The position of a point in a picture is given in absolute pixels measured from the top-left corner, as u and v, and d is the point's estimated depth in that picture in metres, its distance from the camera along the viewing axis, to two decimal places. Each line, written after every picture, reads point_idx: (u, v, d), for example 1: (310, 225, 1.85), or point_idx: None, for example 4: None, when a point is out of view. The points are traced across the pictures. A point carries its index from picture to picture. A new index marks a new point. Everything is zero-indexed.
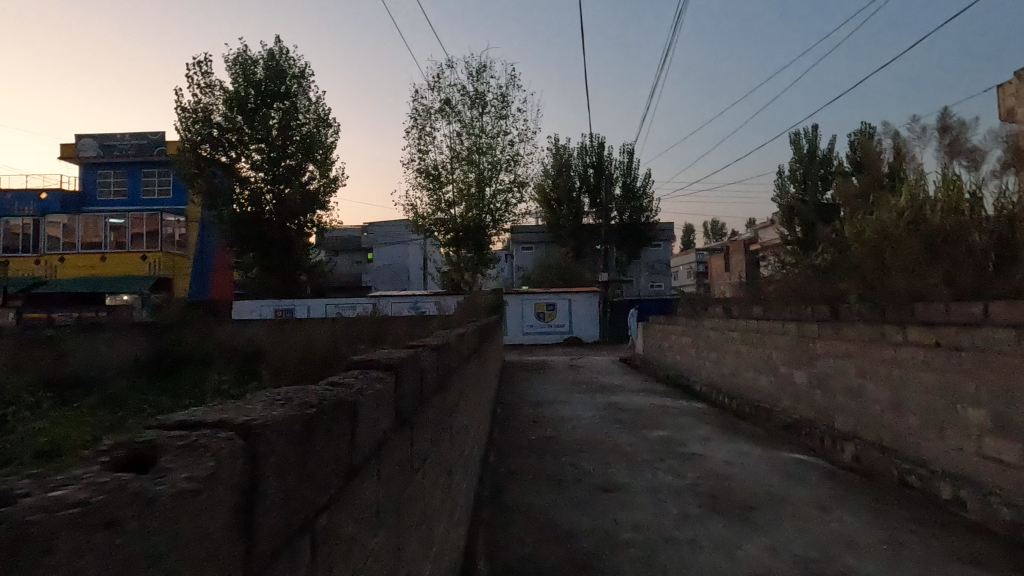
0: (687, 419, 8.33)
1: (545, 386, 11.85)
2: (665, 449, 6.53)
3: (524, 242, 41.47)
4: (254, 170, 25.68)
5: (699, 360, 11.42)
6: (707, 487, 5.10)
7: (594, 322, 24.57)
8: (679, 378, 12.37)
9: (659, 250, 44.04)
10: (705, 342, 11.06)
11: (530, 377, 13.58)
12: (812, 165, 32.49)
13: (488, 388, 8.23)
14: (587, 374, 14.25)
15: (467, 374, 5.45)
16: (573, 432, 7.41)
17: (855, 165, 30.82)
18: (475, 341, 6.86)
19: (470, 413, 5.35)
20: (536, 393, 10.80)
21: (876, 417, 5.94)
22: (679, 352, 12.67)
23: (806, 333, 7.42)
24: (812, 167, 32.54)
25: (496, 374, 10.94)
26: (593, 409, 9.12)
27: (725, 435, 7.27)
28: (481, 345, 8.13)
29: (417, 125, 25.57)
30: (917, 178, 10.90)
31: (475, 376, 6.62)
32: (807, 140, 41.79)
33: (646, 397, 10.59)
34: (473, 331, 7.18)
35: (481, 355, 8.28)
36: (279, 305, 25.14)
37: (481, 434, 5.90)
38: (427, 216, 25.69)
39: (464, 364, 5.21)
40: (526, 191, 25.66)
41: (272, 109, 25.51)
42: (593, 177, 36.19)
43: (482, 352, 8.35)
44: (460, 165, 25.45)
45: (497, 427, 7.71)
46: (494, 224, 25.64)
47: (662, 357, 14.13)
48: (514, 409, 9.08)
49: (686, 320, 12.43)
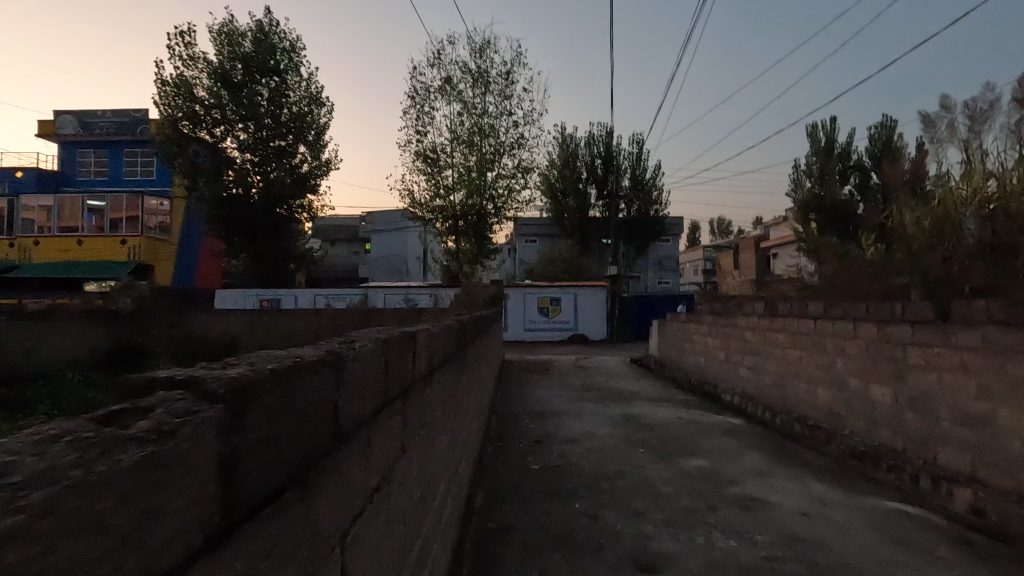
0: (728, 441, 6.70)
1: (549, 392, 10.20)
2: (710, 489, 4.89)
3: (529, 234, 39.88)
4: (240, 150, 24.01)
5: (731, 365, 9.75)
6: (789, 565, 3.46)
7: (601, 319, 22.93)
8: (704, 386, 10.72)
9: (668, 245, 42.34)
10: (740, 344, 9.41)
11: (533, 380, 11.94)
12: (830, 159, 30.61)
13: (480, 398, 6.60)
14: (597, 378, 12.64)
15: (444, 386, 3.80)
16: (587, 460, 5.78)
17: (880, 157, 28.95)
18: (461, 337, 5.26)
19: (448, 445, 3.73)
20: (539, 401, 9.19)
21: (1012, 456, 4.27)
22: (704, 354, 11.03)
23: (888, 337, 5.76)
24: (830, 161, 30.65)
25: (492, 378, 9.29)
26: (609, 424, 7.48)
27: (783, 467, 5.63)
28: (471, 342, 6.54)
29: (415, 105, 23.92)
30: (992, 154, 9.21)
31: (462, 385, 5.01)
32: (826, 132, 39.95)
33: (669, 408, 8.95)
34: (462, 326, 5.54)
35: (471, 354, 6.67)
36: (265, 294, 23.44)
37: (463, 471, 4.27)
38: (424, 203, 24.04)
39: (438, 371, 3.58)
40: (531, 176, 23.97)
41: (260, 85, 23.87)
42: (601, 168, 34.59)
43: (472, 349, 6.72)
44: (461, 148, 23.79)
45: (490, 450, 6.08)
46: (495, 212, 23.95)
47: (683, 359, 12.45)
48: (513, 424, 7.46)
49: (713, 318, 10.75)
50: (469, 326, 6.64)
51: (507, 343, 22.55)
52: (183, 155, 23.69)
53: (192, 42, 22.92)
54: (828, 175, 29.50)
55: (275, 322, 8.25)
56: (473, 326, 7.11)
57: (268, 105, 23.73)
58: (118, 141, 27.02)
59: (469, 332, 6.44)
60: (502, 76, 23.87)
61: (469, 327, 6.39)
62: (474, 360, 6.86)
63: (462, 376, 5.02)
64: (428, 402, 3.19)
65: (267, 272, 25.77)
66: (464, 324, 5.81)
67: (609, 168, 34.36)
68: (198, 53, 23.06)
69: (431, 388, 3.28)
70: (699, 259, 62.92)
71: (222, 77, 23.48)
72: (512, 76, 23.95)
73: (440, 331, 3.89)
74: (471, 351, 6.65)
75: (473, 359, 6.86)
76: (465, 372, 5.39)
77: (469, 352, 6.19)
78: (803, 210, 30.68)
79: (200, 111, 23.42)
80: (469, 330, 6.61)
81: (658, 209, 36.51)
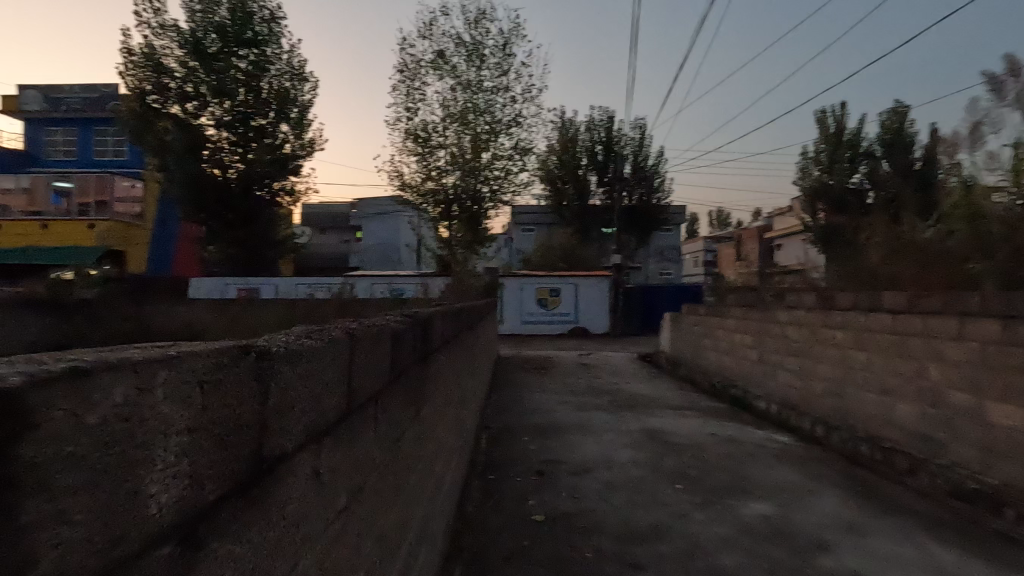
0: (784, 470, 5.20)
1: (551, 397, 8.69)
2: (793, 561, 3.39)
3: (526, 223, 38.33)
4: (215, 127, 22.17)
5: (768, 366, 8.24)
6: None
7: (603, 311, 21.43)
8: (730, 391, 9.21)
9: (670, 235, 40.80)
10: (779, 342, 7.91)
11: (532, 381, 10.43)
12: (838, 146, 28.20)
13: (465, 413, 5.07)
14: (604, 378, 11.18)
15: (382, 436, 2.16)
16: (607, 504, 4.28)
17: (891, 142, 27.19)
18: (436, 339, 3.75)
19: (383, 537, 2.13)
20: (539, 409, 7.69)
21: None
22: (730, 353, 9.53)
23: (1017, 337, 4.24)
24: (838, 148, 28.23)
25: (483, 383, 7.77)
26: (627, 444, 5.97)
27: (878, 516, 4.13)
28: (454, 339, 5.00)
29: (404, 80, 22.28)
30: None
31: (436, 409, 3.48)
32: (834, 118, 38.46)
33: (696, 419, 7.46)
34: (439, 323, 4.03)
35: (456, 354, 5.15)
36: (244, 283, 21.75)
37: (425, 555, 2.75)
38: (415, 185, 22.37)
39: (360, 414, 1.90)
40: (529, 158, 22.34)
41: (238, 57, 22.04)
42: (601, 154, 33.18)
43: (456, 348, 5.20)
44: (454, 126, 22.16)
45: (476, 490, 4.54)
46: (491, 195, 22.29)
47: (701, 358, 10.96)
48: (507, 443, 5.96)
49: (742, 311, 9.24)
50: (453, 318, 5.14)
51: (503, 337, 21.05)
52: (154, 132, 21.81)
53: (161, 8, 21.06)
54: (838, 162, 27.77)
55: (215, 314, 6.69)
56: (458, 320, 5.60)
57: (245, 79, 21.93)
58: (86, 119, 25.26)
59: (452, 326, 4.91)
60: (498, 48, 22.20)
61: (451, 321, 4.88)
62: (459, 364, 5.32)
63: (435, 397, 3.46)
64: (319, 495, 1.50)
65: (246, 259, 24.09)
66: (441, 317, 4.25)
67: (610, 154, 32.95)
68: (168, 21, 21.24)
69: (329, 462, 1.58)
70: (699, 250, 61.48)
71: (194, 47, 21.61)
72: (509, 49, 22.30)
73: (379, 334, 2.19)
74: (455, 352, 5.13)
75: (458, 362, 5.34)
76: (442, 386, 3.83)
77: (451, 354, 4.67)
78: (809, 198, 29.06)
79: (172, 84, 21.60)
80: (453, 324, 5.08)
81: (660, 197, 34.95)
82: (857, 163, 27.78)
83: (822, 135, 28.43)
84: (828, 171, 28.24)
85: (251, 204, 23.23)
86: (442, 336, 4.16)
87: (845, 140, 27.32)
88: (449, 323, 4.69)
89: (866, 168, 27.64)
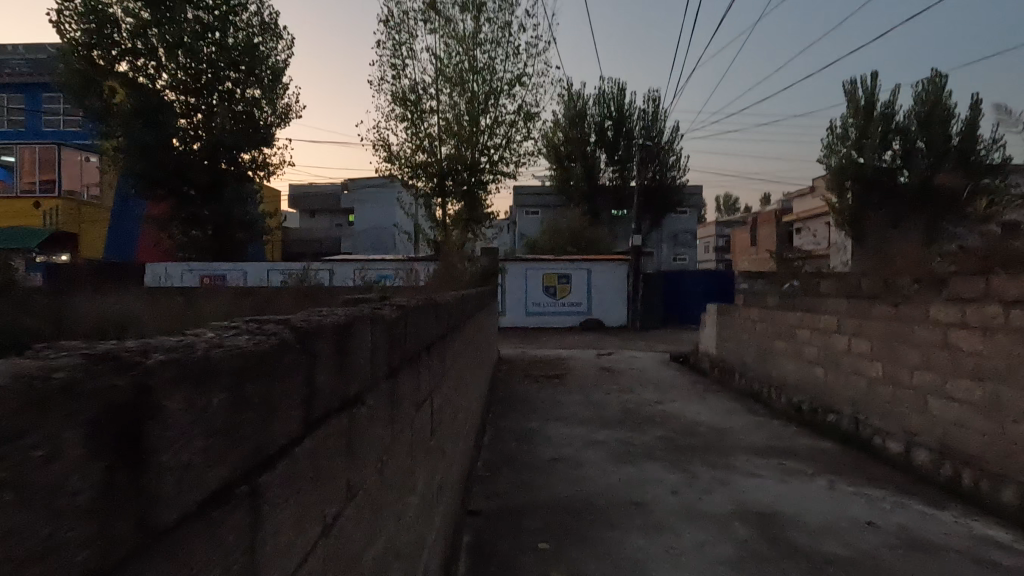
0: None
1: (577, 432, 5.91)
2: None
3: (530, 206, 35.28)
4: (174, 90, 19.11)
5: (908, 392, 5.39)
6: None
7: (620, 300, 18.55)
8: (831, 420, 6.43)
9: (685, 218, 37.58)
10: (936, 354, 5.05)
11: (545, 399, 7.66)
12: (869, 120, 23.78)
13: (427, 541, 2.29)
14: (641, 392, 8.40)
15: None
16: None
17: (934, 115, 23.38)
18: (138, 510, 0.75)
19: None
20: (562, 461, 4.92)
21: None
22: (829, 361, 6.69)
23: None
24: (869, 122, 23.83)
25: (476, 417, 5.03)
26: (736, 563, 3.16)
27: None
28: (402, 381, 1.95)
29: (389, 33, 19.17)
30: None
31: None
32: (865, 89, 34.99)
33: (813, 480, 4.63)
34: (206, 400, 0.92)
35: (421, 410, 2.20)
36: (207, 269, 18.91)
37: None
38: (404, 157, 19.41)
39: None
40: (535, 123, 19.28)
41: (197, 7, 18.72)
42: (612, 131, 30.12)
43: (419, 395, 2.18)
44: (447, 87, 19.16)
45: None
46: (491, 168, 19.32)
47: (771, 366, 8.17)
48: (510, 558, 3.18)
49: (852, 306, 6.38)
50: (395, 327, 1.87)
51: (504, 330, 18.27)
52: (101, 94, 18.87)
53: None
54: (868, 138, 23.65)
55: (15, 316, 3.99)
56: (436, 323, 2.64)
57: (204, 34, 18.73)
58: (34, 85, 22.39)
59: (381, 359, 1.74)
60: None
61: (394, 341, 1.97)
62: (436, 428, 2.51)
63: None
64: None
65: (214, 243, 21.33)
66: (186, 387, 0.86)
67: (621, 130, 29.79)
68: None
69: None
70: (711, 235, 58.25)
71: None
72: None
73: None
74: (418, 411, 2.17)
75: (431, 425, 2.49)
76: None
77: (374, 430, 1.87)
78: (835, 179, 25.06)
79: (119, 38, 18.43)
80: (385, 357, 1.78)
81: (676, 176, 31.93)
82: (888, 140, 23.71)
83: (850, 106, 24.44)
84: (856, 148, 24.19)
85: (217, 179, 20.40)
86: (198, 489, 0.89)
87: (878, 112, 23.33)
88: (327, 373, 1.37)
89: (900, 146, 23.78)
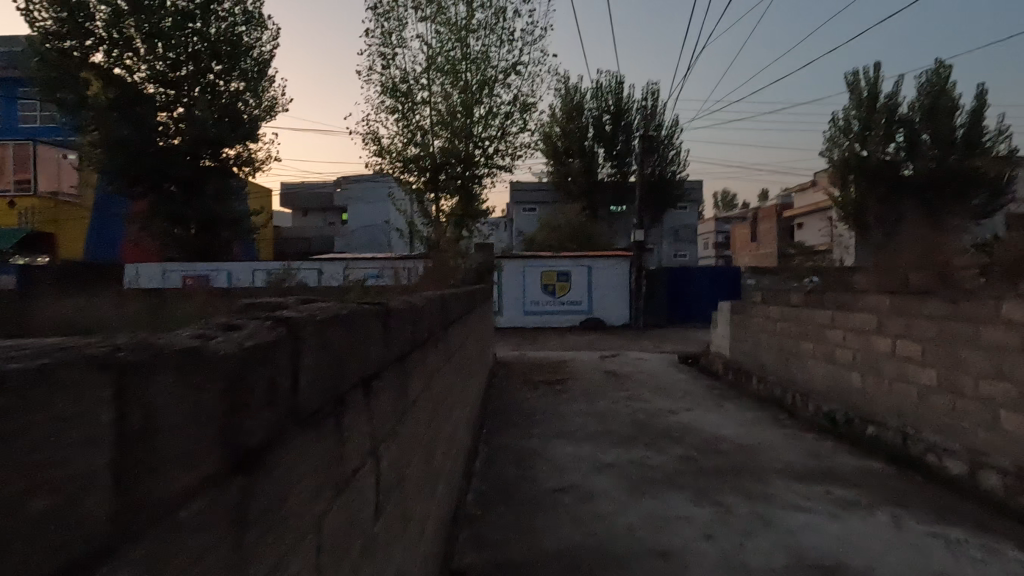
0: None
1: (584, 452, 5.10)
2: None
3: (527, 204, 34.45)
4: (152, 82, 18.17)
5: (971, 404, 4.60)
6: None
7: (622, 297, 17.75)
8: (872, 432, 5.65)
9: (686, 214, 36.79)
10: (1010, 358, 4.26)
11: (546, 410, 6.86)
12: (873, 110, 22.45)
13: None
14: (652, 400, 7.60)
15: None
16: None
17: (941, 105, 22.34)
18: None
19: None
20: (567, 492, 4.11)
21: None
22: (868, 366, 5.89)
23: None
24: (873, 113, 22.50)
25: (465, 441, 4.22)
26: None
27: None
28: (274, 459, 1.10)
29: (377, 21, 18.26)
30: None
31: None
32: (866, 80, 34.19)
33: (872, 514, 3.82)
34: None
35: (334, 497, 1.34)
36: (190, 269, 18.04)
37: None
38: (395, 151, 18.49)
39: None
40: (531, 114, 18.40)
41: None
42: (610, 126, 29.24)
43: (325, 474, 1.32)
44: (439, 76, 18.28)
45: None
46: (486, 161, 18.48)
47: (796, 370, 7.36)
48: None
49: (896, 303, 5.58)
50: (244, 366, 1.01)
51: (502, 330, 17.43)
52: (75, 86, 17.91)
53: None
54: (871, 130, 22.34)
55: None
56: (388, 339, 1.79)
57: (184, 22, 17.74)
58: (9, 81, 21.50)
59: (192, 445, 0.88)
60: None
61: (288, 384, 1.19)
62: (385, 501, 1.69)
63: None
64: None
65: (198, 243, 20.44)
66: None
67: (619, 124, 28.90)
68: None
69: None
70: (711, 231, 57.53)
71: None
72: None
73: None
74: (324, 499, 1.32)
75: (371, 501, 1.66)
76: None
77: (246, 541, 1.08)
78: (839, 172, 23.75)
79: (93, 26, 17.43)
80: (201, 436, 0.90)
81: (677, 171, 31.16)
82: (892, 131, 22.58)
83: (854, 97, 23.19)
84: (859, 140, 22.86)
85: (198, 175, 19.47)
86: None
87: (881, 102, 22.05)
88: None
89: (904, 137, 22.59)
